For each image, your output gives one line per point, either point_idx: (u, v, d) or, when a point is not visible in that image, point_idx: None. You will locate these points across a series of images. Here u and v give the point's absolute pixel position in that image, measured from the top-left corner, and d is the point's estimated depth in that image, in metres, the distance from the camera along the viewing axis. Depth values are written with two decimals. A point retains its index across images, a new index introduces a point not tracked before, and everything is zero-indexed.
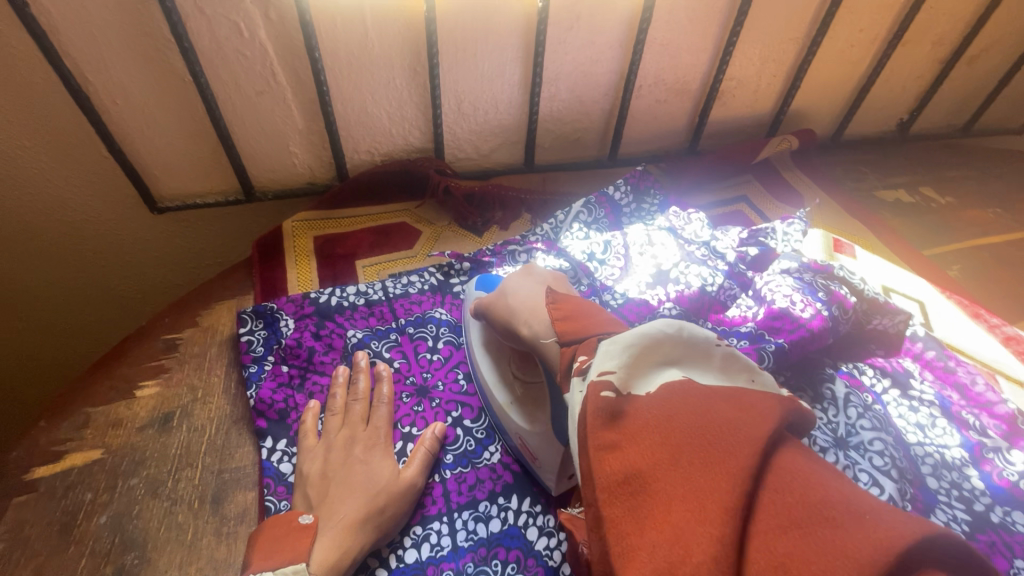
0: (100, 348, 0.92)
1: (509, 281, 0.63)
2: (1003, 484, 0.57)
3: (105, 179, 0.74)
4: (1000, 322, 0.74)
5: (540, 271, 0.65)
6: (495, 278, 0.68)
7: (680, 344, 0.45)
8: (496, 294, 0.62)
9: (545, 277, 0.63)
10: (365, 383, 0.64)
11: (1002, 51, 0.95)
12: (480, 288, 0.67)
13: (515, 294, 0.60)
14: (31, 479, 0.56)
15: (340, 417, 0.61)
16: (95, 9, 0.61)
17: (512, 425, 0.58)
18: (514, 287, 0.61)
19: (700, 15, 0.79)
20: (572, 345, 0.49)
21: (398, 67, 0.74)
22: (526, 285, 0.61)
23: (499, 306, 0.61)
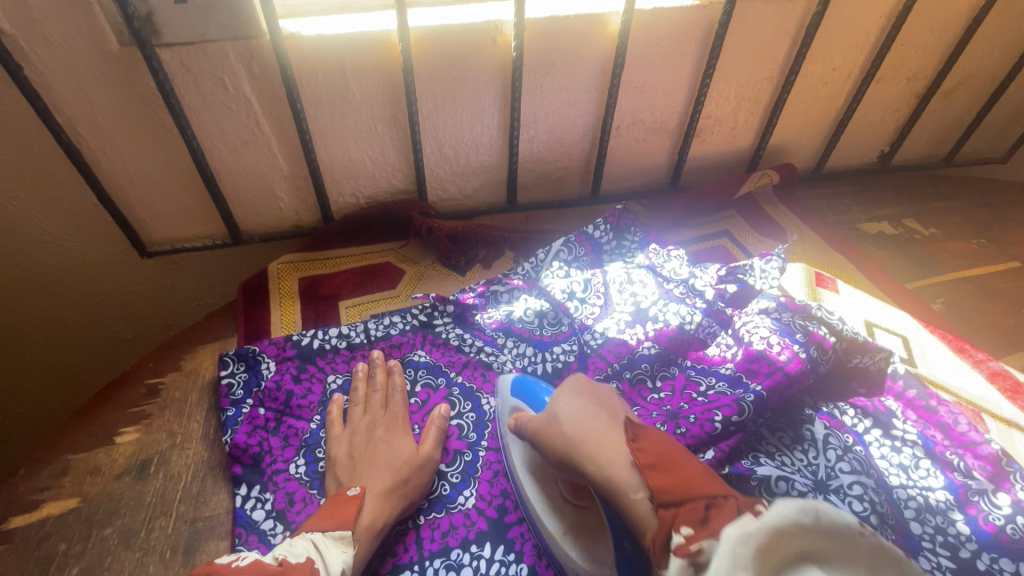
0: (92, 388, 0.94)
1: (559, 401, 0.56)
2: (989, 529, 0.56)
3: (96, 226, 0.76)
4: (986, 357, 0.73)
5: (587, 381, 0.58)
6: (533, 388, 0.64)
7: (819, 535, 0.37)
8: (544, 417, 0.56)
9: (599, 393, 0.56)
10: (381, 376, 0.68)
11: (977, 84, 0.97)
12: (518, 393, 0.63)
13: (569, 420, 0.54)
14: (7, 529, 0.57)
15: (362, 406, 0.66)
16: (87, 70, 0.64)
17: (568, 560, 0.52)
18: (566, 410, 0.55)
19: (673, 59, 0.81)
20: (671, 510, 0.42)
21: (379, 115, 0.77)
22: (579, 406, 0.55)
23: (551, 433, 0.54)
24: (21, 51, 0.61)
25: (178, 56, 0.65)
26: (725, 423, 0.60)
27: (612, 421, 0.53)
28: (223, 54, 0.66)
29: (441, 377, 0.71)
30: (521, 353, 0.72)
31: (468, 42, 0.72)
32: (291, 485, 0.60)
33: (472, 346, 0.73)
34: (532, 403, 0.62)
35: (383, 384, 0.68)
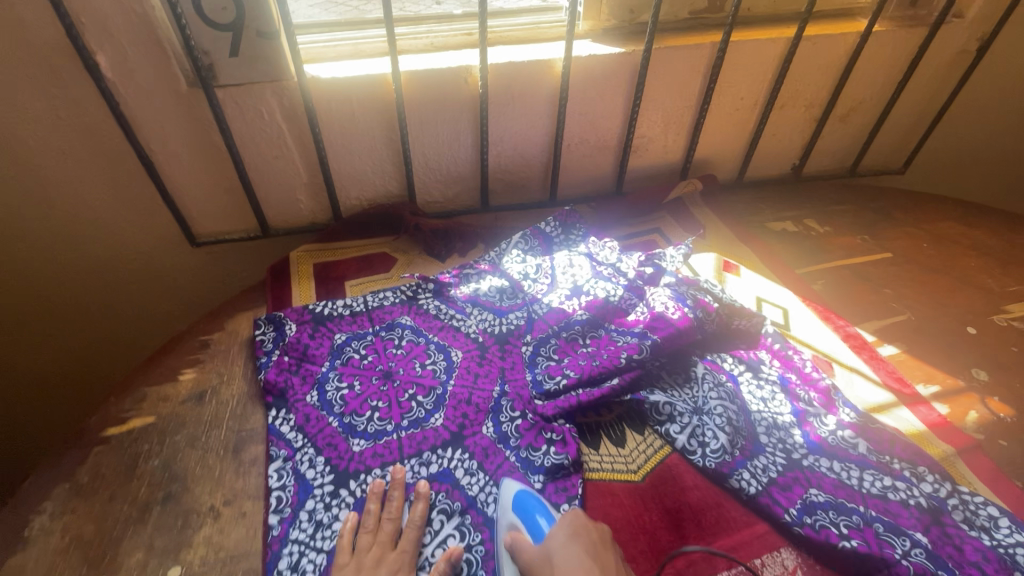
0: (147, 346, 1.18)
1: (553, 540, 0.63)
2: (817, 439, 0.75)
3: (160, 220, 0.99)
4: (846, 324, 0.94)
5: (583, 523, 0.64)
6: (531, 502, 0.69)
7: None
8: (540, 553, 0.62)
9: (593, 538, 0.63)
10: (401, 504, 0.70)
11: (868, 110, 1.18)
12: (517, 511, 0.68)
13: (561, 562, 0.60)
14: (105, 435, 0.79)
15: (372, 534, 0.67)
16: (164, 105, 0.87)
17: None
18: (560, 554, 0.61)
19: (609, 92, 1.03)
20: None
21: (378, 136, 0.99)
22: (573, 549, 0.61)
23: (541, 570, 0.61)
24: (118, 91, 0.83)
25: (228, 93, 0.88)
26: (627, 360, 0.81)
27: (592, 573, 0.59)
28: (261, 92, 0.89)
29: (422, 336, 0.91)
30: (483, 318, 0.94)
31: (445, 81, 0.94)
32: (308, 408, 0.81)
33: (447, 314, 0.95)
34: (528, 525, 0.67)
35: (399, 515, 0.69)
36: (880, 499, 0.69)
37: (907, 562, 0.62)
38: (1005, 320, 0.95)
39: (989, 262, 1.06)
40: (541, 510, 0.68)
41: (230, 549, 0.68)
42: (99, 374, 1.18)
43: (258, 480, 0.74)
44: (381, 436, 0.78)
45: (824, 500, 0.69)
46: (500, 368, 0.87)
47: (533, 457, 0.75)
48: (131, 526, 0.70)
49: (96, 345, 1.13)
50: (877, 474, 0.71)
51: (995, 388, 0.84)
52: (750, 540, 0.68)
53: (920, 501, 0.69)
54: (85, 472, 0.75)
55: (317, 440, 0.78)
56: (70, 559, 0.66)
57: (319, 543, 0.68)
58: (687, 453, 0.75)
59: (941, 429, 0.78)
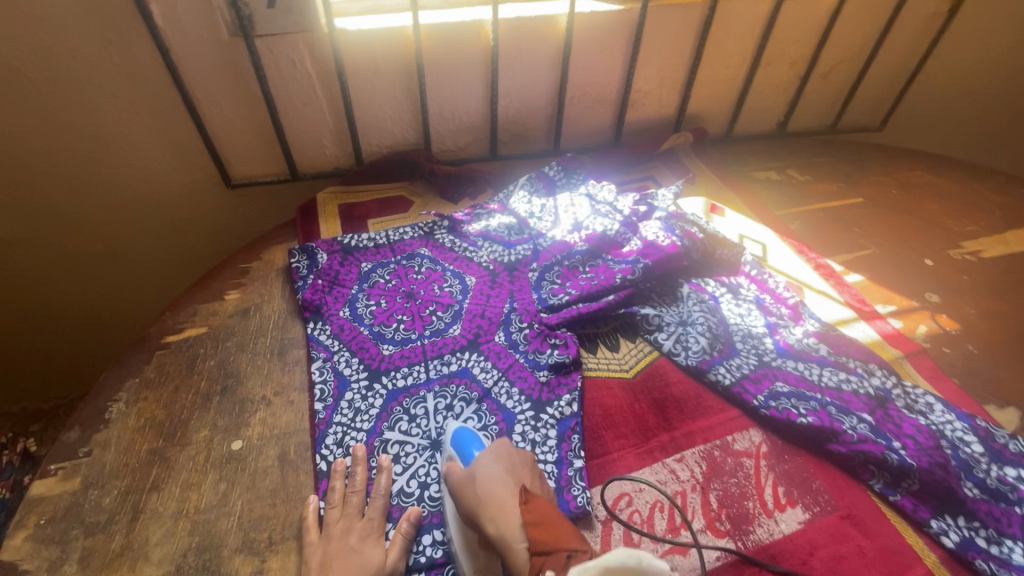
0: (185, 281, 1.29)
1: (480, 462, 0.69)
2: (785, 345, 0.87)
3: (201, 162, 1.10)
4: (818, 256, 1.05)
5: (508, 448, 0.72)
6: (468, 436, 0.75)
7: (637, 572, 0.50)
8: (466, 472, 0.69)
9: (514, 461, 0.70)
10: (361, 476, 0.74)
11: (849, 68, 1.28)
12: (455, 444, 0.75)
13: (483, 479, 0.67)
14: (166, 341, 0.90)
15: (339, 509, 0.71)
16: (207, 54, 0.96)
17: None
18: (484, 472, 0.68)
19: (609, 48, 1.13)
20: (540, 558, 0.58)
21: (398, 86, 1.09)
22: (495, 468, 0.69)
23: (467, 491, 0.67)
24: (168, 41, 0.93)
25: (265, 43, 0.97)
26: (621, 280, 0.93)
27: (514, 489, 0.66)
28: (294, 43, 0.98)
29: (439, 265, 1.02)
30: (494, 250, 1.04)
31: (459, 35, 1.04)
32: (341, 321, 0.92)
33: (461, 247, 1.05)
34: (463, 455, 0.74)
35: (363, 486, 0.73)
36: (835, 389, 0.81)
37: (853, 432, 0.74)
38: (960, 255, 1.06)
39: (950, 206, 1.17)
40: (477, 443, 0.75)
41: (283, 427, 0.80)
42: (143, 304, 1.30)
43: (302, 376, 0.86)
44: (407, 342, 0.90)
45: (787, 389, 0.81)
46: (509, 290, 0.98)
47: (538, 358, 0.87)
48: (196, 410, 0.81)
49: (140, 280, 1.25)
50: (834, 371, 0.83)
51: (944, 307, 0.96)
52: (723, 421, 0.80)
53: (869, 391, 0.80)
54: (151, 369, 0.86)
55: (352, 345, 0.89)
56: (147, 434, 0.78)
57: (359, 424, 0.80)
58: (673, 355, 0.87)
59: (894, 338, 0.90)
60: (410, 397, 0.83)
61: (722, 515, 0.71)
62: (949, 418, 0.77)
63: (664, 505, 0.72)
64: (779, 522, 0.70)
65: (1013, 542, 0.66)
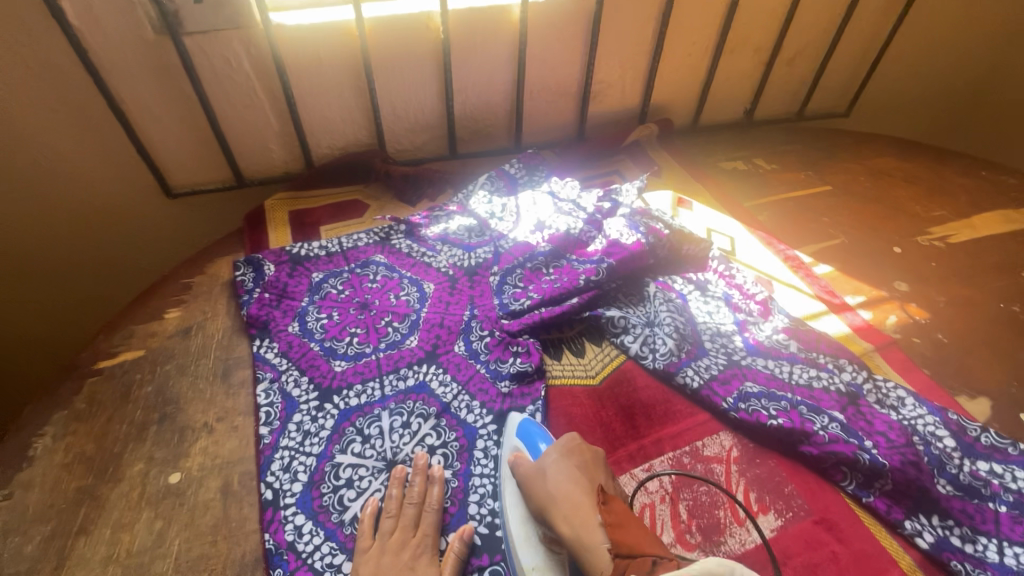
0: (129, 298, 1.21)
1: (548, 458, 0.70)
2: (755, 343, 0.84)
3: (136, 171, 1.02)
4: (787, 248, 1.03)
5: (578, 446, 0.71)
6: (533, 431, 0.75)
7: None
8: (535, 466, 0.69)
9: (584, 459, 0.70)
10: (419, 485, 0.70)
11: (813, 54, 1.25)
12: (519, 436, 0.75)
13: (553, 476, 0.68)
14: (98, 367, 0.83)
15: (394, 518, 0.67)
16: (131, 54, 0.89)
17: None
18: (554, 468, 0.68)
19: (566, 39, 1.08)
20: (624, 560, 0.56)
21: (345, 83, 1.03)
22: (563, 464, 0.68)
23: (537, 485, 0.67)
24: (86, 41, 0.85)
25: (195, 41, 0.90)
26: (585, 281, 0.89)
27: (586, 487, 0.66)
28: (227, 39, 0.91)
29: (395, 272, 0.97)
30: (453, 254, 0.99)
31: (408, 28, 0.98)
32: (290, 337, 0.86)
33: (418, 252, 1.00)
34: (529, 447, 0.73)
35: (420, 496, 0.69)
36: (806, 387, 0.78)
37: (824, 432, 0.72)
38: (927, 241, 1.05)
39: (917, 191, 1.16)
40: (543, 437, 0.74)
41: (226, 456, 0.74)
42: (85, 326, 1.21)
43: (247, 399, 0.80)
44: (360, 357, 0.84)
45: (757, 390, 0.78)
46: (469, 296, 0.94)
47: (500, 367, 0.83)
48: (131, 442, 0.75)
49: (77, 299, 1.16)
50: (805, 368, 0.80)
51: (912, 296, 0.95)
52: (693, 426, 0.77)
53: (840, 387, 0.78)
54: (82, 399, 0.79)
55: (301, 363, 0.83)
56: (75, 472, 0.72)
57: (308, 448, 0.75)
58: (640, 358, 0.84)
59: (864, 331, 0.88)
60: (363, 416, 0.78)
61: (693, 526, 0.68)
62: (921, 412, 0.75)
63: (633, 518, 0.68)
64: (751, 531, 0.67)
65: (987, 539, 0.64)
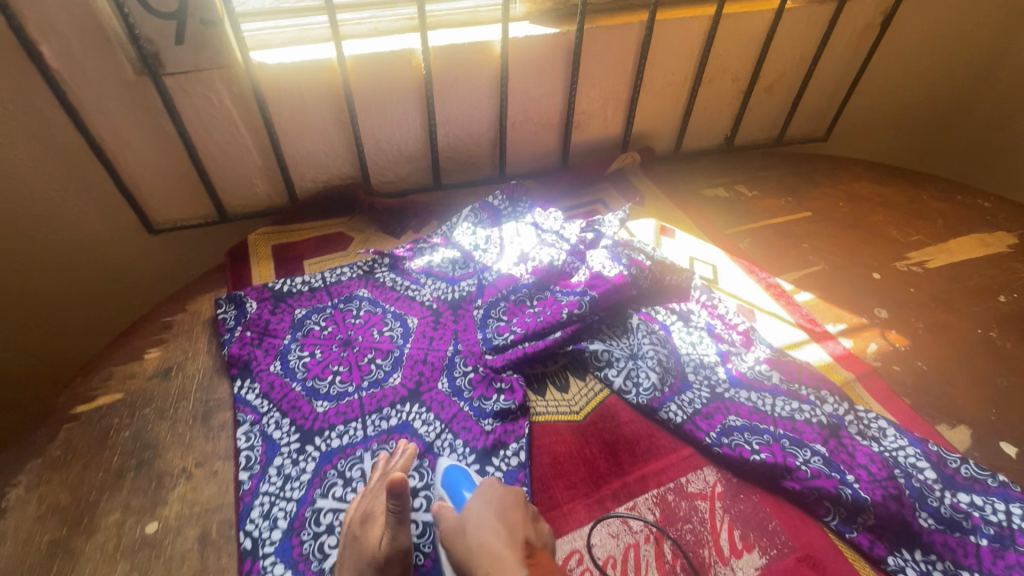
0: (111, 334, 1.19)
1: (471, 508, 0.65)
2: (737, 375, 0.85)
3: (116, 208, 1.02)
4: (768, 276, 1.04)
5: (498, 491, 0.67)
6: (461, 479, 0.72)
7: None
8: (457, 521, 0.64)
9: (506, 503, 0.65)
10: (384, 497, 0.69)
11: (789, 82, 1.28)
12: (445, 486, 0.72)
13: (474, 528, 0.62)
14: (75, 412, 0.82)
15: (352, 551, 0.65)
16: (112, 94, 0.89)
17: None
18: (474, 519, 0.63)
19: (547, 72, 1.10)
20: None
21: (327, 118, 1.03)
22: (484, 512, 0.63)
23: (459, 543, 0.62)
24: (66, 82, 0.85)
25: (176, 81, 0.91)
26: (568, 314, 0.89)
27: (505, 534, 0.60)
28: (209, 79, 0.92)
29: (379, 306, 0.97)
30: (437, 287, 1.00)
31: (389, 65, 0.99)
32: (272, 377, 0.86)
33: (402, 285, 1.00)
34: (454, 497, 0.70)
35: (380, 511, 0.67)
36: (788, 420, 0.78)
37: (806, 468, 0.72)
38: (906, 266, 1.07)
39: (894, 216, 1.18)
40: (467, 484, 0.72)
41: (205, 503, 0.73)
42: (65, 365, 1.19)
43: (227, 443, 0.79)
44: (343, 396, 0.84)
45: (740, 424, 0.78)
46: (453, 330, 0.93)
47: (483, 404, 0.82)
48: (106, 491, 0.74)
49: (58, 338, 1.14)
50: (787, 400, 0.81)
51: (892, 323, 0.96)
52: (676, 462, 0.77)
53: (822, 419, 0.78)
54: (57, 447, 0.78)
55: (282, 404, 0.82)
56: (49, 524, 0.70)
57: (288, 493, 0.73)
58: (624, 393, 0.84)
59: (845, 360, 0.89)
60: (345, 458, 0.77)
61: (677, 567, 0.67)
62: (901, 443, 0.75)
63: (617, 560, 0.68)
64: (735, 571, 0.67)
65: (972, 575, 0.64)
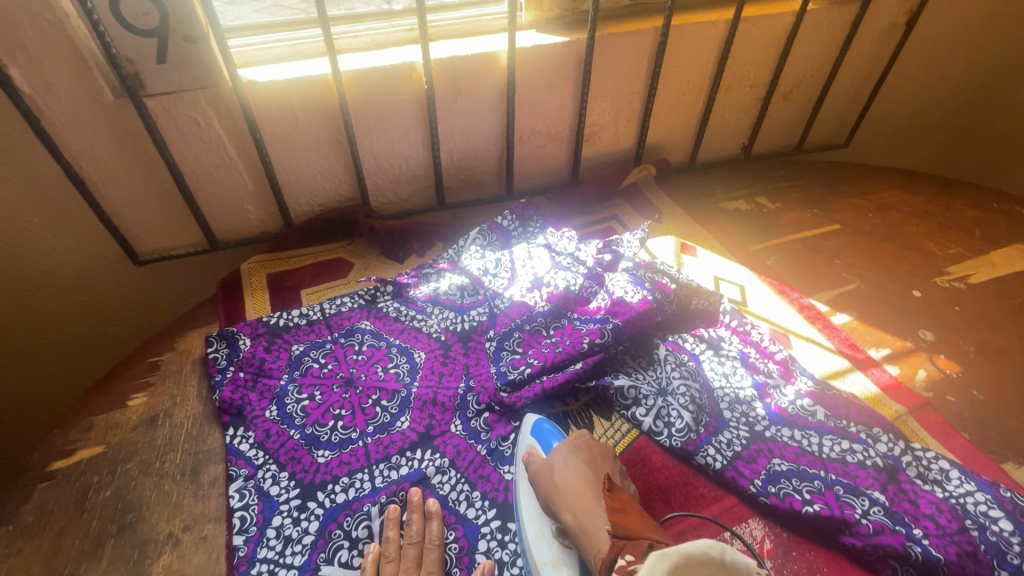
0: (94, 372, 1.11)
1: (558, 454, 0.69)
2: (778, 410, 0.77)
3: (98, 240, 0.95)
4: (800, 296, 0.97)
5: (587, 442, 0.70)
6: (548, 430, 0.74)
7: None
8: (545, 462, 0.68)
9: (594, 454, 0.70)
10: (418, 524, 0.67)
11: (809, 88, 1.22)
12: (535, 434, 0.74)
13: (562, 469, 0.67)
14: (50, 470, 0.74)
15: (395, 563, 0.64)
16: (90, 119, 0.82)
17: None
18: (563, 463, 0.68)
19: (557, 83, 1.03)
20: (621, 541, 0.57)
21: (324, 138, 0.97)
22: (572, 460, 0.68)
23: (544, 478, 0.67)
24: (38, 107, 0.78)
25: (159, 103, 0.84)
26: (590, 345, 0.81)
27: (593, 481, 0.66)
28: (194, 99, 0.85)
29: (383, 340, 0.89)
30: (445, 317, 0.92)
31: (389, 80, 0.92)
32: (267, 424, 0.78)
33: (408, 315, 0.93)
34: (543, 445, 0.72)
35: (420, 536, 0.66)
36: (839, 462, 0.71)
37: (867, 521, 0.64)
38: (947, 282, 0.99)
39: (929, 227, 1.11)
40: (556, 435, 0.73)
41: (192, 573, 0.65)
42: (46, 407, 1.11)
43: (218, 502, 0.71)
44: (346, 444, 0.76)
45: (787, 468, 0.71)
46: (464, 365, 0.86)
47: (502, 448, 0.75)
48: (83, 562, 0.66)
49: (36, 379, 1.06)
50: (836, 439, 0.73)
51: (940, 346, 0.88)
52: (719, 514, 0.69)
53: (877, 461, 0.71)
54: (30, 511, 0.70)
55: (279, 455, 0.74)
56: None
57: (288, 559, 0.65)
58: (654, 434, 0.76)
59: (894, 390, 0.82)
60: (350, 516, 0.69)
61: None
62: (969, 489, 0.68)
63: None
64: None
65: None
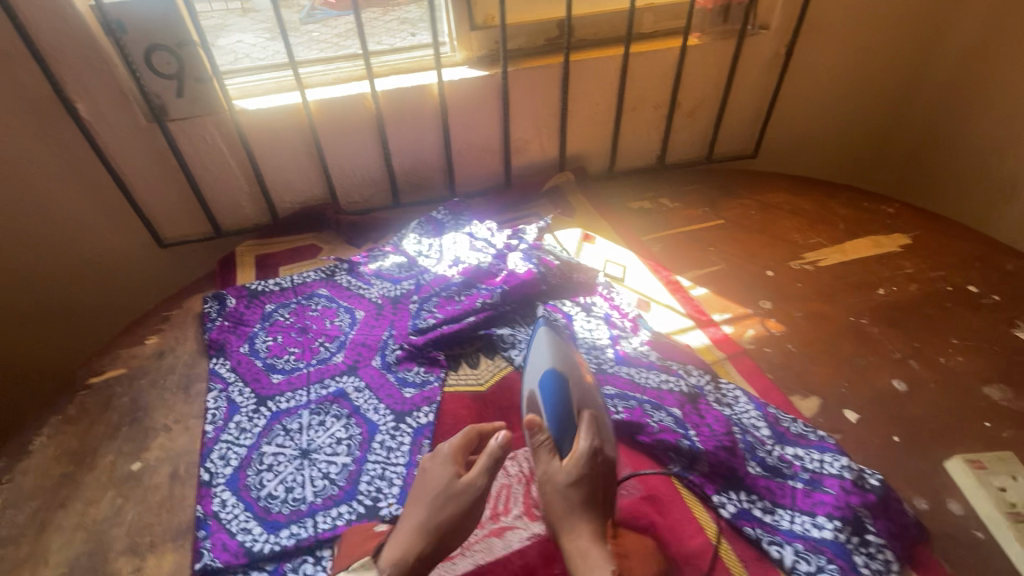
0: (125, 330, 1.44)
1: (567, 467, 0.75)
2: (621, 354, 0.99)
3: (133, 226, 1.27)
4: (670, 274, 1.19)
5: (594, 460, 0.75)
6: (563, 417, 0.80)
7: None
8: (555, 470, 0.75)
9: (596, 471, 0.74)
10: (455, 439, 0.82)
11: (708, 108, 1.45)
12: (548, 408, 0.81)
13: (566, 486, 0.73)
14: (88, 382, 1.04)
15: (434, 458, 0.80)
16: (130, 137, 1.15)
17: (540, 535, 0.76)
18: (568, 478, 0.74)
19: (483, 108, 1.30)
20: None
21: (300, 151, 1.26)
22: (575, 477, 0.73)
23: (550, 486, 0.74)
24: (95, 129, 1.11)
25: (178, 125, 1.15)
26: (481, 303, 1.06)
27: (592, 504, 0.72)
28: (202, 122, 1.16)
29: (334, 302, 1.16)
30: (383, 285, 1.19)
31: (347, 106, 1.22)
32: (240, 356, 1.05)
33: (356, 285, 1.20)
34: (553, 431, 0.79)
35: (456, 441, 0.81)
36: (655, 389, 0.92)
37: (657, 424, 0.86)
38: (799, 265, 1.19)
39: (800, 222, 1.31)
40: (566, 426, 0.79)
41: (178, 448, 0.92)
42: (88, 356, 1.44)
43: (200, 405, 0.99)
44: (294, 371, 1.02)
45: (614, 392, 0.93)
46: (391, 320, 1.12)
47: (407, 376, 1.00)
48: (106, 438, 0.94)
49: (82, 332, 1.39)
50: (658, 373, 0.95)
51: (773, 312, 1.09)
52: None
53: (684, 388, 0.92)
54: (73, 407, 1.00)
55: (246, 376, 1.02)
56: (62, 461, 0.91)
57: (241, 441, 0.91)
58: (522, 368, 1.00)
59: (721, 343, 1.03)
60: (289, 416, 0.95)
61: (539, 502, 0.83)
62: (749, 408, 0.89)
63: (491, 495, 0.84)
64: None
65: (782, 510, 0.76)
